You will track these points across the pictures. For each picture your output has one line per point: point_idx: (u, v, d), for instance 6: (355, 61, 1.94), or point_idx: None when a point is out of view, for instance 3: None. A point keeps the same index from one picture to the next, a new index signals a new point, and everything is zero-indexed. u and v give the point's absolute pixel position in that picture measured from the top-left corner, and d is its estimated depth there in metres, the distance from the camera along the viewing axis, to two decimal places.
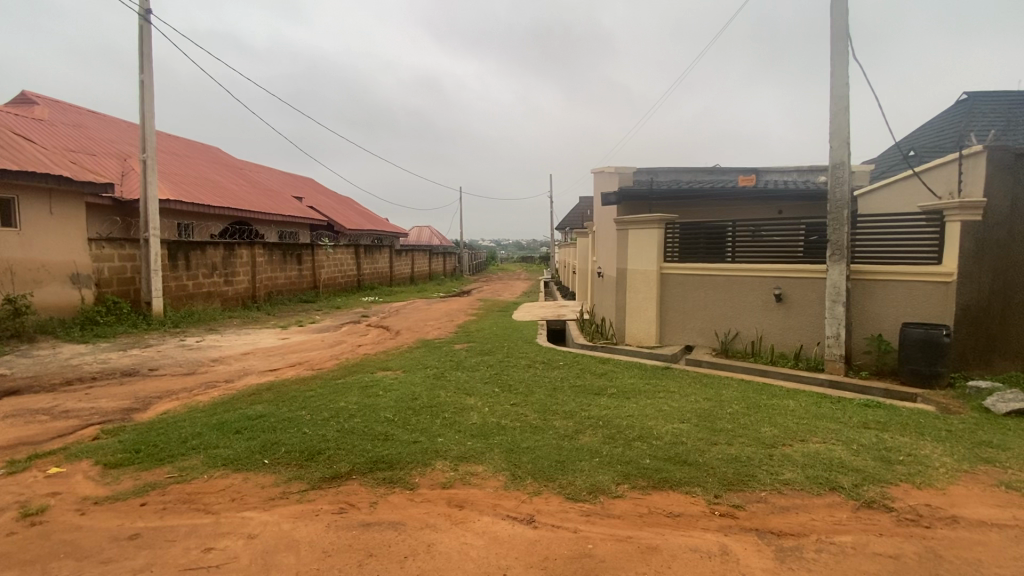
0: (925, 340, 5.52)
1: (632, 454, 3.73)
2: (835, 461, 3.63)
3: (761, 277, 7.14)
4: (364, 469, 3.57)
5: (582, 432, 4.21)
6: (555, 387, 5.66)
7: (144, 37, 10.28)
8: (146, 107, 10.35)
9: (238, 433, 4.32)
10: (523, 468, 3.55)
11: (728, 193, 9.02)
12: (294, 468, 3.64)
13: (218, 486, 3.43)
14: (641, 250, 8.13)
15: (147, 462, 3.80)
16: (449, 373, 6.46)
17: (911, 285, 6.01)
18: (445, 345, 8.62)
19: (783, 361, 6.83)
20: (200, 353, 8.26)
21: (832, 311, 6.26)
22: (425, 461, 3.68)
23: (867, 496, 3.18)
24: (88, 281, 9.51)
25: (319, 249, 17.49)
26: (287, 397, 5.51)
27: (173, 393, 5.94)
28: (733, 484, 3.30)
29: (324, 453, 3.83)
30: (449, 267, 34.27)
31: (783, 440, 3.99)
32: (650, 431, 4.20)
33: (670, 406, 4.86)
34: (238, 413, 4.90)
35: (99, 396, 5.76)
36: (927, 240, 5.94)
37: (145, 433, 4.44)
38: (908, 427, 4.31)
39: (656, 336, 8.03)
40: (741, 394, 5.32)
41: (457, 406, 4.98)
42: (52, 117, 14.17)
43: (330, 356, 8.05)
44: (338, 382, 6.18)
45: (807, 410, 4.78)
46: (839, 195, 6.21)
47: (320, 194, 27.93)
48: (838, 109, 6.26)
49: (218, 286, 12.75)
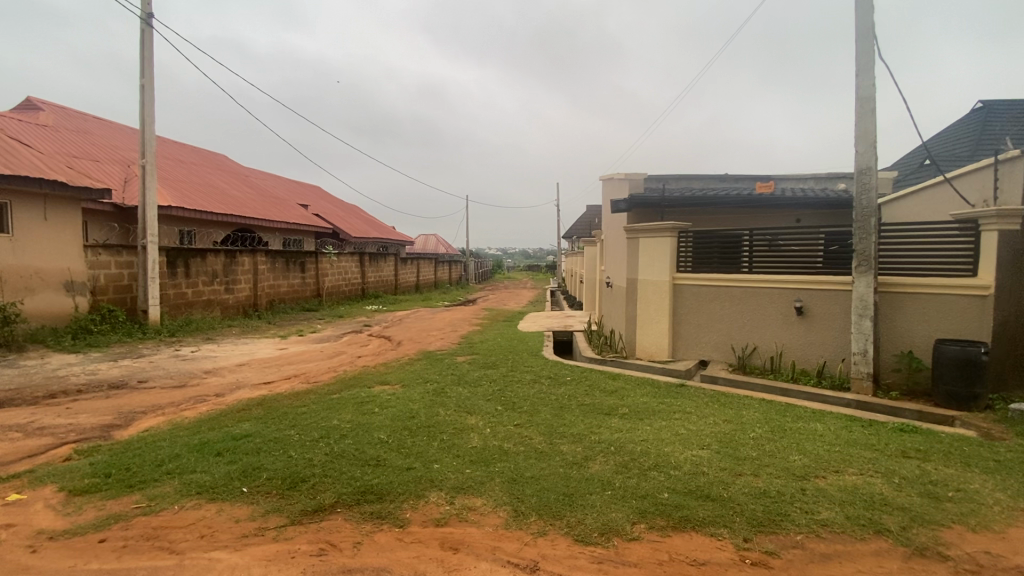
0: (961, 358, 5.13)
1: (648, 487, 3.36)
2: (876, 497, 3.24)
3: (780, 288, 6.75)
4: (350, 501, 3.22)
5: (592, 459, 3.85)
6: (563, 406, 5.30)
7: (145, 40, 10.12)
8: (146, 112, 10.17)
9: (218, 455, 3.99)
10: (527, 502, 3.18)
11: (744, 200, 8.63)
12: (273, 499, 3.30)
13: (187, 519, 3.09)
14: (653, 260, 7.77)
15: (116, 490, 3.48)
16: (452, 388, 6.11)
17: (943, 298, 5.61)
18: (447, 357, 8.24)
19: (805, 377, 6.39)
20: (193, 364, 7.94)
21: (858, 326, 5.86)
22: (418, 492, 3.32)
23: (917, 541, 2.79)
24: (82, 289, 9.28)
25: (322, 257, 17.24)
26: (277, 413, 5.18)
27: (159, 409, 5.61)
28: (764, 525, 2.92)
29: (308, 482, 3.48)
30: (455, 276, 34.01)
31: (815, 471, 3.60)
32: (667, 459, 3.83)
33: (688, 430, 4.47)
34: (223, 432, 4.58)
35: (81, 411, 5.45)
36: (961, 252, 5.55)
37: (120, 454, 4.12)
38: (953, 457, 3.90)
39: (668, 350, 7.63)
40: (763, 416, 4.91)
41: (456, 427, 4.63)
42: (58, 122, 14.10)
43: (327, 368, 7.73)
44: (332, 397, 5.83)
45: (837, 435, 4.38)
46: (865, 202, 5.83)
47: (325, 202, 27.70)
48: (864, 111, 5.88)
49: (218, 294, 12.49)
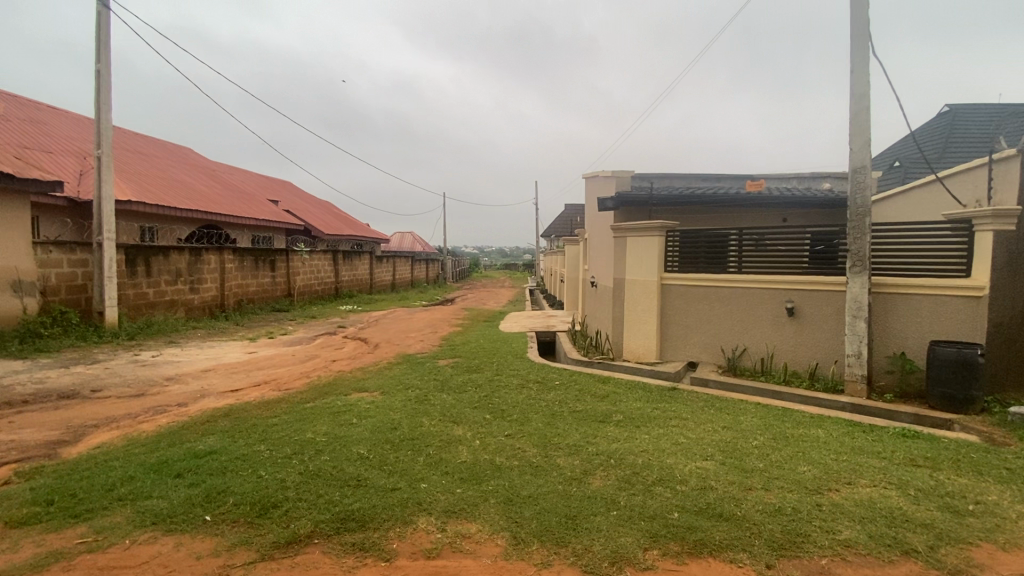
0: (958, 360, 5.05)
1: (657, 505, 3.11)
2: (896, 512, 3.06)
3: (771, 289, 6.61)
4: (329, 530, 2.87)
5: (591, 474, 3.57)
6: (554, 413, 5.01)
7: (101, 23, 9.44)
8: (103, 99, 9.50)
9: (179, 477, 3.58)
10: (526, 527, 2.89)
11: (732, 199, 8.50)
12: (241, 529, 2.93)
13: (141, 557, 2.70)
14: (640, 259, 7.56)
15: (59, 520, 3.05)
16: (435, 395, 5.76)
17: (935, 299, 5.54)
18: (427, 361, 7.88)
19: (797, 380, 6.26)
20: (154, 370, 7.40)
21: (852, 328, 5.76)
22: (406, 518, 3.00)
23: (949, 563, 2.61)
24: (31, 289, 8.58)
25: (294, 255, 16.59)
26: (246, 426, 4.76)
27: (114, 422, 5.12)
28: (785, 548, 2.70)
29: (281, 508, 3.11)
30: (431, 275, 33.56)
31: (827, 484, 3.41)
32: (672, 472, 3.58)
33: (688, 439, 4.24)
34: (185, 448, 4.15)
35: (25, 426, 4.92)
36: (954, 253, 5.49)
37: (67, 476, 3.67)
38: (963, 466, 3.76)
39: (656, 351, 7.44)
40: (762, 422, 4.73)
41: (443, 439, 4.30)
42: (6, 110, 13.14)
43: (300, 374, 7.28)
44: (306, 407, 5.42)
45: (841, 442, 4.22)
46: (859, 201, 5.72)
47: (296, 197, 26.84)
48: (859, 109, 5.78)
49: (182, 294, 11.83)
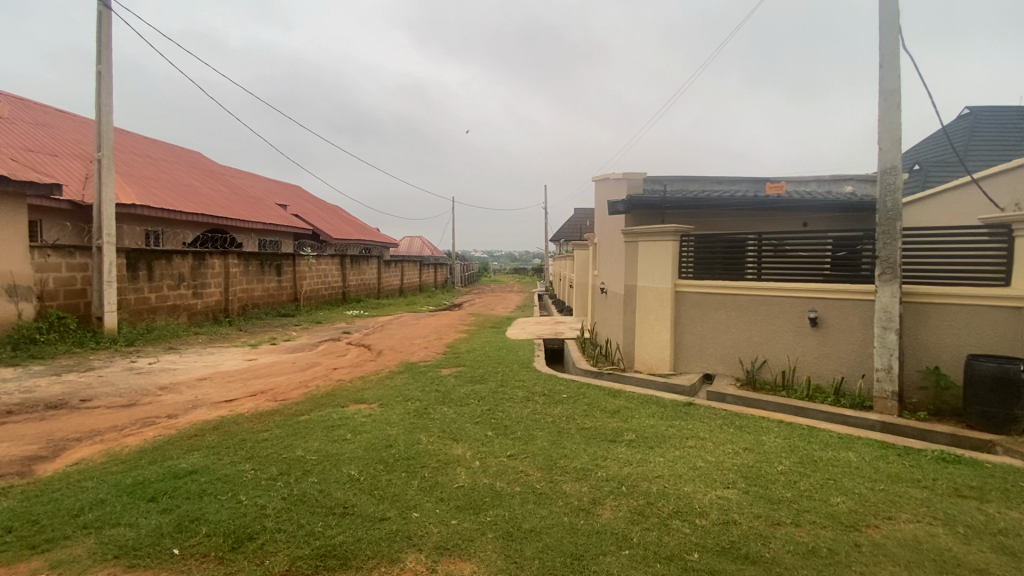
0: (1000, 376, 4.64)
1: (673, 543, 2.77)
2: (945, 555, 2.70)
3: (792, 297, 6.24)
4: (306, 568, 2.58)
5: (601, 503, 3.24)
6: (561, 431, 4.68)
7: (103, 24, 9.32)
8: (104, 100, 9.36)
9: (153, 501, 3.30)
10: (527, 568, 2.57)
11: (750, 202, 8.16)
12: (209, 566, 2.63)
13: None
14: (653, 265, 7.21)
15: (14, 552, 2.78)
16: (435, 408, 5.46)
17: (973, 309, 5.13)
18: (430, 370, 7.56)
19: (821, 395, 5.87)
20: (147, 379, 7.15)
21: (882, 340, 5.36)
22: (392, 554, 2.69)
23: None
24: (27, 294, 8.42)
25: (300, 259, 16.40)
26: (233, 442, 4.48)
27: (97, 435, 4.87)
28: None
29: (257, 539, 2.83)
30: (439, 280, 33.23)
31: (864, 519, 3.05)
32: (690, 502, 3.25)
33: (707, 463, 3.89)
34: (165, 467, 3.88)
35: (3, 439, 4.68)
36: (992, 260, 5.11)
37: (34, 498, 3.41)
38: (1014, 497, 3.38)
39: (670, 362, 7.08)
40: (787, 443, 4.37)
41: (440, 459, 3.99)
42: (13, 113, 13.12)
43: (298, 384, 7.00)
44: (300, 420, 5.14)
45: (875, 467, 3.85)
46: (889, 205, 5.34)
47: (305, 202, 26.82)
48: (888, 106, 5.40)
49: (185, 298, 11.66)
